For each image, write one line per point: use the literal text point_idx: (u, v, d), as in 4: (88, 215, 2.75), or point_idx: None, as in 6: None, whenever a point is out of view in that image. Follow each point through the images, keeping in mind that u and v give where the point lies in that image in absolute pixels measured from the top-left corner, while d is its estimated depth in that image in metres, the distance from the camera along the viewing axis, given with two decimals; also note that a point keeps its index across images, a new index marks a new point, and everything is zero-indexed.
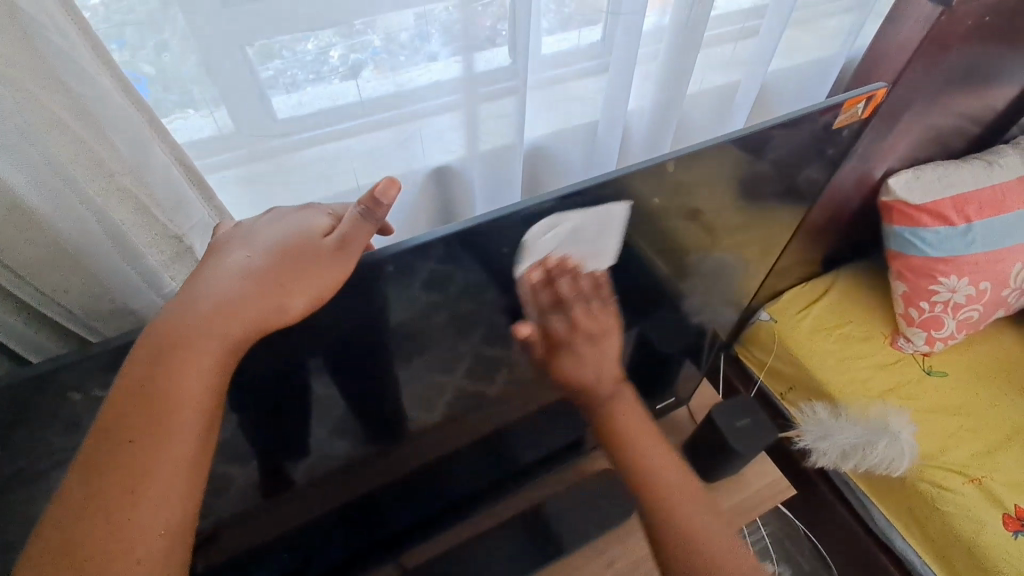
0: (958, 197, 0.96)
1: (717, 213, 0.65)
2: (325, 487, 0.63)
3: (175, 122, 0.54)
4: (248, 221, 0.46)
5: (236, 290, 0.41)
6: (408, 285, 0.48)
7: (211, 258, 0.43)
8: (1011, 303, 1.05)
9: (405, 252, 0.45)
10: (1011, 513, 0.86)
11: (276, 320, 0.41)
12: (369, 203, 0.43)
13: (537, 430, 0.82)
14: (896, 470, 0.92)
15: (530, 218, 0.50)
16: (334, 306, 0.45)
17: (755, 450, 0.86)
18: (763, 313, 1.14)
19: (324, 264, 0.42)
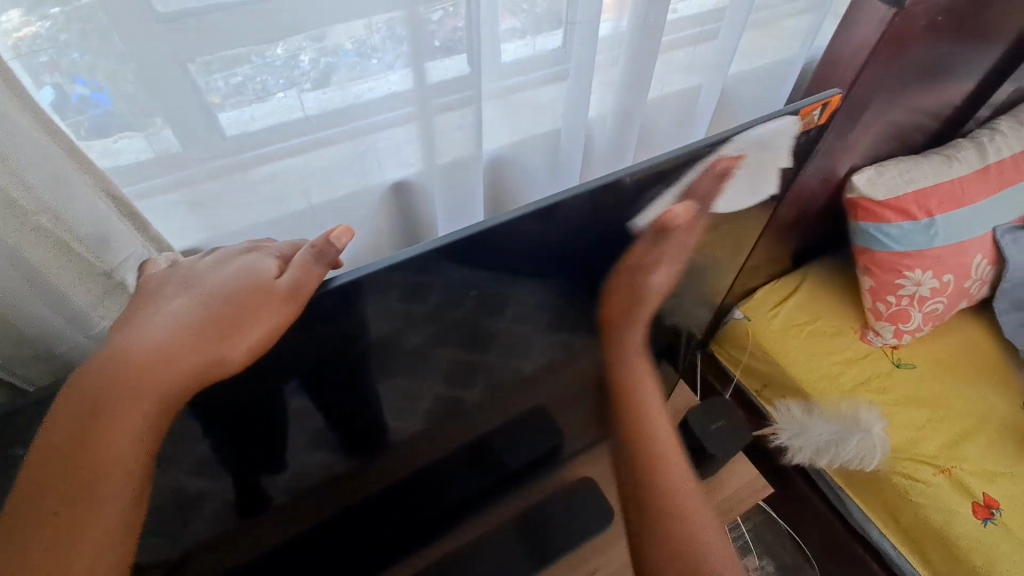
0: (919, 192, 0.98)
1: (682, 219, 0.65)
2: (290, 515, 0.61)
3: (121, 143, 0.51)
4: (192, 264, 0.46)
5: (170, 340, 0.40)
6: (385, 300, 0.45)
7: (149, 304, 0.43)
8: (974, 294, 1.08)
9: (384, 271, 0.43)
10: (980, 502, 0.88)
11: (215, 369, 0.41)
12: (322, 245, 0.44)
13: (512, 442, 0.80)
14: (867, 464, 0.94)
15: (491, 235, 0.48)
16: (291, 344, 0.42)
17: (729, 454, 0.86)
18: (737, 312, 1.14)
19: (263, 309, 0.41)
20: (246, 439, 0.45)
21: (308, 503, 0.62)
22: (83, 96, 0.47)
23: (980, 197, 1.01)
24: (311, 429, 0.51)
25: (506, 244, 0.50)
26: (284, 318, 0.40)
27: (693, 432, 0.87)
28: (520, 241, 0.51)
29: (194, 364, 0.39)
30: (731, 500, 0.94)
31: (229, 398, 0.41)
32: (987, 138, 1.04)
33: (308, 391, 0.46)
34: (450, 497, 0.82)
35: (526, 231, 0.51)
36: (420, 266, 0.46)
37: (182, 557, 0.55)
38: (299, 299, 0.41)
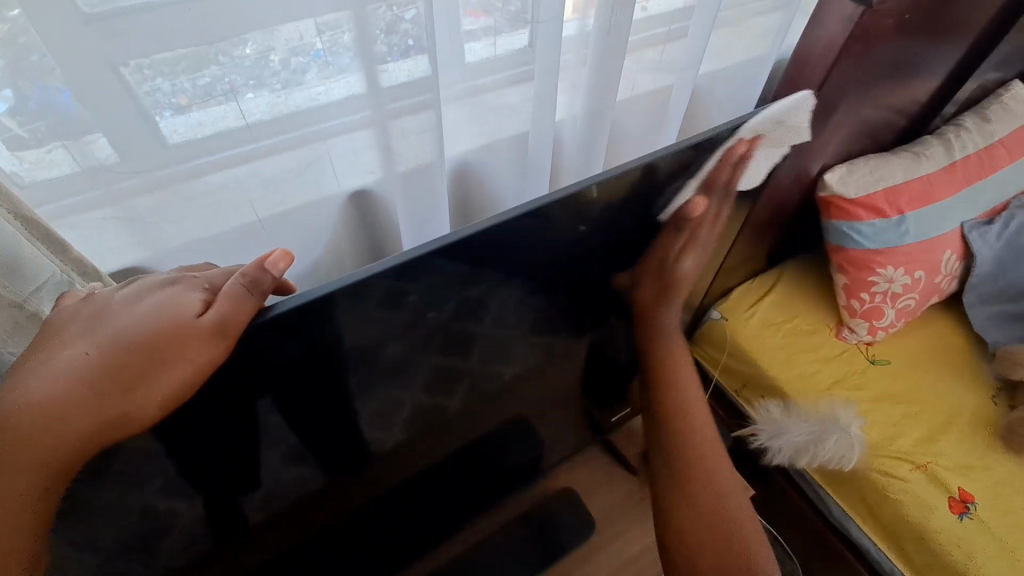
0: (889, 189, 0.98)
1: (656, 220, 0.63)
2: (247, 547, 0.57)
3: (54, 153, 0.47)
4: (107, 298, 0.40)
5: (78, 395, 0.36)
6: (359, 309, 0.42)
7: (54, 347, 0.38)
8: (944, 289, 1.09)
9: (352, 285, 0.40)
10: (955, 497, 0.89)
11: (130, 421, 0.36)
12: (254, 273, 0.40)
13: (490, 455, 0.77)
14: (847, 463, 0.93)
15: (458, 247, 0.44)
16: (213, 383, 0.37)
17: None
18: (714, 312, 1.13)
19: (183, 352, 0.36)
20: (216, 461, 0.43)
21: (271, 531, 0.58)
22: (42, 101, 0.44)
23: (948, 194, 1.02)
24: (276, 452, 0.48)
25: (471, 257, 0.46)
26: (206, 363, 0.36)
27: None
28: (484, 255, 0.47)
29: (102, 416, 0.36)
30: None
31: (189, 425, 0.39)
32: (952, 135, 1.05)
33: (284, 407, 0.44)
34: (426, 517, 0.78)
35: (493, 244, 0.47)
36: (386, 283, 0.42)
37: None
38: (224, 340, 0.36)
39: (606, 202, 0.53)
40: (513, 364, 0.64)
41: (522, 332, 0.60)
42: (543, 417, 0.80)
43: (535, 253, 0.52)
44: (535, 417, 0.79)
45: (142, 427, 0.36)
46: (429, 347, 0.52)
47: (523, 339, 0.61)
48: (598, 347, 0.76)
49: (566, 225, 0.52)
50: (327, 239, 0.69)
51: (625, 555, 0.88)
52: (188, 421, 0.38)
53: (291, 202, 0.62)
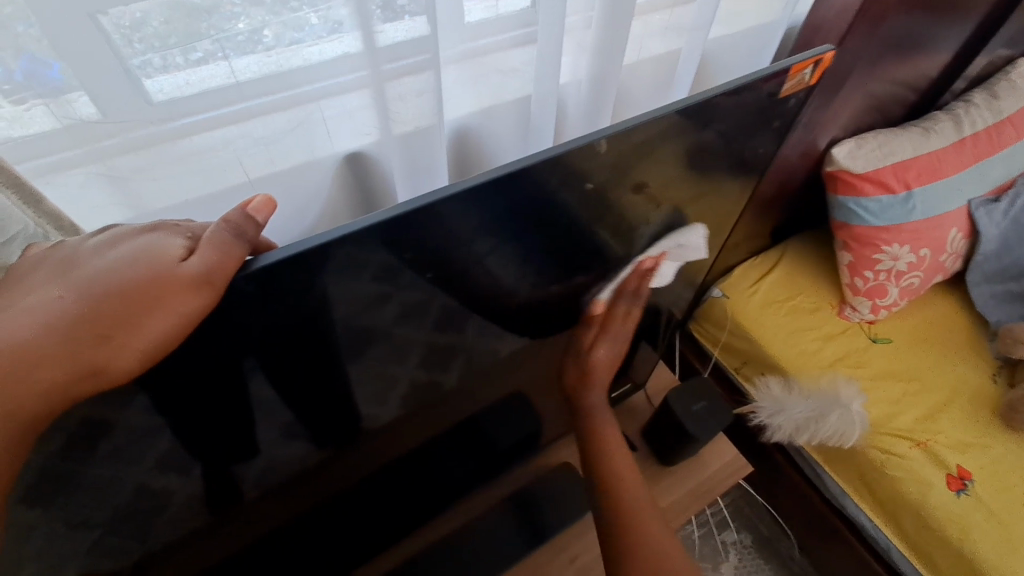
0: (897, 165, 0.97)
1: (661, 190, 0.61)
2: (245, 519, 0.56)
3: (34, 111, 0.44)
4: (80, 246, 0.38)
5: (49, 337, 0.34)
6: (353, 273, 0.40)
7: (25, 288, 0.36)
8: (948, 267, 1.08)
9: (342, 240, 0.37)
10: (954, 474, 0.89)
11: (102, 377, 0.34)
12: (239, 221, 0.39)
13: (488, 429, 0.76)
14: (847, 441, 0.92)
15: (459, 205, 0.42)
16: (193, 341, 0.35)
17: (712, 435, 0.82)
18: (715, 290, 1.12)
19: (161, 298, 0.34)
20: (206, 431, 0.42)
21: (263, 508, 0.57)
22: (28, 72, 0.42)
23: (956, 170, 1.01)
24: (270, 421, 0.47)
25: (460, 218, 0.43)
26: (188, 315, 0.34)
27: (670, 412, 0.83)
28: (472, 216, 0.44)
29: (73, 365, 0.34)
30: (711, 481, 0.92)
31: (179, 383, 0.37)
32: (961, 110, 1.03)
33: (270, 377, 0.42)
34: (424, 490, 0.77)
35: (484, 204, 0.44)
36: (375, 242, 0.39)
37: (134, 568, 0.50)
38: (207, 290, 0.34)
39: (612, 166, 0.51)
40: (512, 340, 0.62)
41: (525, 303, 0.59)
42: (543, 391, 0.79)
43: (535, 221, 0.50)
44: (535, 391, 0.78)
45: (117, 378, 0.34)
46: (426, 318, 0.49)
47: (521, 311, 0.59)
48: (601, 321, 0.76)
49: (568, 192, 0.50)
50: (319, 206, 0.67)
51: None
52: (178, 378, 0.37)
53: (282, 164, 0.59)
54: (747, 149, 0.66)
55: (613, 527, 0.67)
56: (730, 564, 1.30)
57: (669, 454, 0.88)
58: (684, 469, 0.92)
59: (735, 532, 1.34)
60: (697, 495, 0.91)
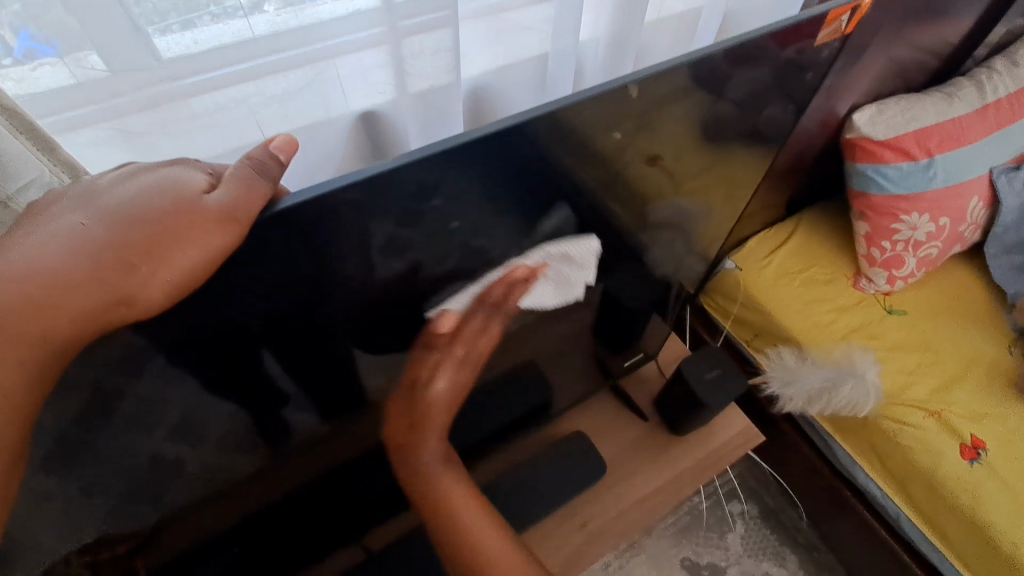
0: (919, 132, 0.94)
1: (678, 157, 0.60)
2: (266, 480, 0.58)
3: (40, 71, 0.43)
4: (91, 179, 0.36)
5: (71, 267, 0.33)
6: (372, 223, 0.39)
7: (38, 219, 0.35)
8: (967, 238, 1.06)
9: (358, 187, 0.36)
10: (967, 443, 0.89)
11: (125, 314, 0.33)
12: (262, 159, 0.39)
13: (502, 396, 0.77)
14: (861, 410, 0.92)
15: (476, 154, 0.40)
16: (221, 289, 0.35)
17: (724, 404, 0.82)
18: (728, 262, 1.10)
19: (189, 230, 0.33)
20: (229, 385, 0.42)
21: (278, 470, 0.58)
22: (27, 49, 0.41)
23: (980, 137, 0.98)
24: (287, 381, 0.46)
25: (457, 175, 0.41)
26: (217, 249, 0.33)
27: (684, 382, 0.83)
28: (468, 174, 0.42)
29: (97, 297, 0.32)
30: (722, 449, 0.93)
31: (193, 332, 0.36)
32: (984, 76, 1.00)
33: (290, 332, 0.42)
34: None
35: (493, 159, 0.42)
36: (389, 189, 0.38)
37: (156, 525, 0.51)
38: (235, 226, 0.34)
39: (632, 128, 0.50)
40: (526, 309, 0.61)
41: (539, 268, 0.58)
42: (555, 361, 0.79)
43: (546, 181, 0.48)
44: (549, 359, 0.78)
45: (146, 313, 0.33)
46: (440, 279, 0.49)
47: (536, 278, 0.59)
48: (614, 290, 0.75)
49: (585, 151, 0.49)
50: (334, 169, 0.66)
51: (632, 498, 0.88)
52: (197, 322, 0.36)
53: (295, 124, 0.58)
54: (770, 112, 0.64)
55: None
56: (735, 534, 1.32)
57: (679, 422, 0.89)
58: (695, 438, 0.92)
59: (741, 503, 1.36)
60: (707, 463, 0.91)
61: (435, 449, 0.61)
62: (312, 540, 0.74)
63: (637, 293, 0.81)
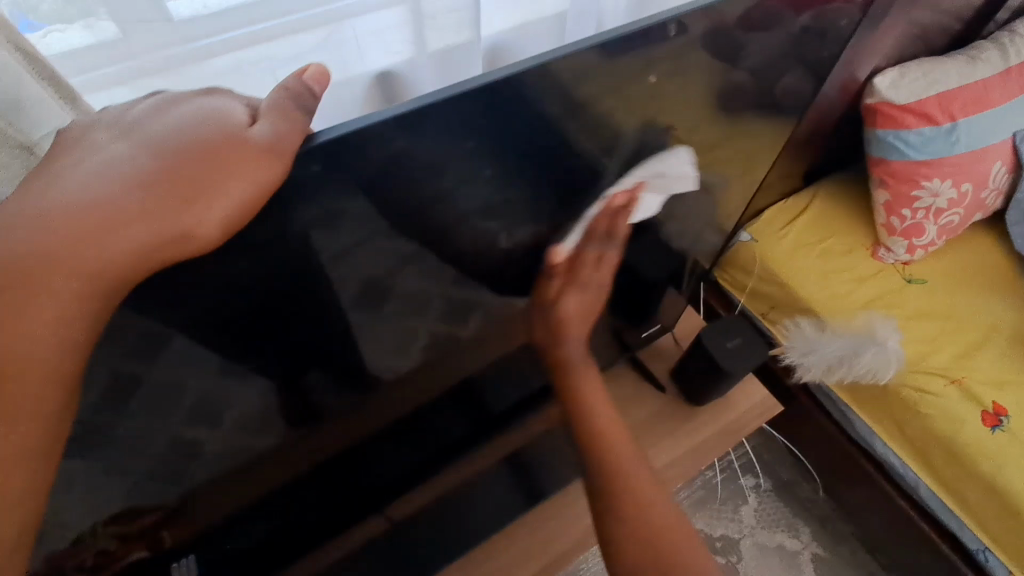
0: (941, 95, 0.92)
1: (693, 131, 0.59)
2: (285, 452, 0.60)
3: (50, 38, 0.43)
4: (110, 112, 0.33)
5: (111, 198, 0.30)
6: (399, 169, 0.40)
7: (61, 153, 0.32)
8: (989, 204, 1.03)
9: (390, 124, 0.36)
10: (989, 410, 0.88)
11: (178, 250, 0.32)
12: (297, 89, 0.36)
13: (516, 375, 0.78)
14: (881, 377, 0.91)
15: (500, 97, 0.40)
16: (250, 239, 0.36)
17: (745, 372, 0.81)
18: (744, 234, 1.09)
19: (239, 161, 0.32)
20: (253, 341, 0.44)
21: (300, 441, 0.60)
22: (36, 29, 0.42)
23: (1004, 100, 0.96)
24: (307, 344, 0.48)
25: (454, 127, 0.40)
26: (267, 183, 0.33)
27: (704, 351, 0.82)
28: (464, 127, 0.40)
29: (146, 232, 0.30)
30: (740, 420, 0.92)
31: (207, 296, 0.37)
32: (1006, 39, 0.98)
33: (311, 288, 0.43)
34: (456, 431, 0.80)
35: (520, 103, 0.42)
36: (420, 128, 0.38)
37: (178, 501, 0.55)
38: (282, 160, 0.33)
39: (636, 89, 0.49)
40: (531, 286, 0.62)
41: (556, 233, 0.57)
42: None
43: (557, 137, 0.47)
44: None
45: (197, 249, 0.32)
46: (462, 236, 0.50)
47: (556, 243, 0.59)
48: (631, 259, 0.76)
49: (586, 112, 0.47)
50: None
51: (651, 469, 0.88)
52: (218, 280, 0.37)
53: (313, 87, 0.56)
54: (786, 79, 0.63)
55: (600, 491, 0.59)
56: (749, 507, 1.32)
57: (695, 392, 0.89)
58: (713, 409, 0.92)
59: (756, 477, 1.36)
60: (725, 433, 0.91)
61: (579, 346, 0.68)
62: (333, 514, 0.76)
63: (655, 263, 0.81)
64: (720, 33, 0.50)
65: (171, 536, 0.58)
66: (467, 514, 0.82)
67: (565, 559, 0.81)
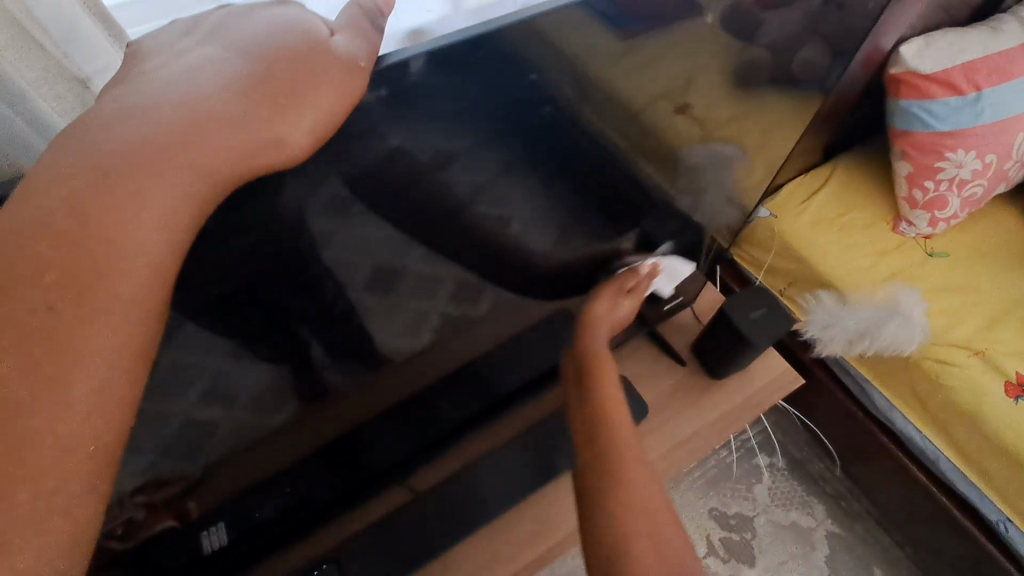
0: (967, 65, 0.91)
1: (708, 104, 0.61)
2: (310, 421, 0.62)
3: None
4: (205, 29, 0.38)
5: (220, 99, 0.34)
6: (418, 119, 0.43)
7: (168, 61, 0.36)
8: (1012, 177, 1.02)
9: (408, 74, 0.40)
10: (1012, 381, 0.87)
11: (274, 152, 0.36)
12: (369, 13, 0.41)
13: (535, 348, 0.80)
14: (905, 349, 0.91)
15: (513, 49, 0.44)
16: (296, 185, 0.40)
17: (769, 343, 0.81)
18: (764, 210, 1.08)
19: (328, 73, 0.37)
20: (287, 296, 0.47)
21: (330, 406, 0.63)
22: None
23: None
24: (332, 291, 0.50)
25: (437, 95, 0.43)
26: (349, 94, 0.38)
27: (729, 322, 0.81)
28: (451, 84, 0.43)
29: (251, 132, 0.34)
30: (762, 393, 0.92)
31: (205, 282, 0.40)
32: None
33: (343, 236, 0.46)
34: (473, 404, 0.81)
35: (529, 56, 0.45)
36: (435, 77, 0.42)
37: (201, 472, 0.57)
38: (360, 75, 0.38)
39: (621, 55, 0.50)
40: (528, 262, 0.64)
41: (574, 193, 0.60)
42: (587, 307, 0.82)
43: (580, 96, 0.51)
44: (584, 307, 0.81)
45: (290, 155, 0.37)
46: (483, 204, 0.53)
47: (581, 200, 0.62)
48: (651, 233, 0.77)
49: (563, 74, 0.49)
50: None
51: (673, 441, 0.88)
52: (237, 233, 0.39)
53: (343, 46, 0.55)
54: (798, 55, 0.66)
55: (597, 474, 0.54)
56: (762, 485, 1.33)
57: (717, 366, 0.88)
58: (735, 383, 0.92)
59: (771, 455, 1.36)
60: (747, 407, 0.91)
61: (603, 336, 0.71)
62: (360, 484, 0.77)
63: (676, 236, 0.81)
64: (735, 6, 0.53)
65: (196, 505, 0.61)
66: (483, 486, 0.79)
67: None
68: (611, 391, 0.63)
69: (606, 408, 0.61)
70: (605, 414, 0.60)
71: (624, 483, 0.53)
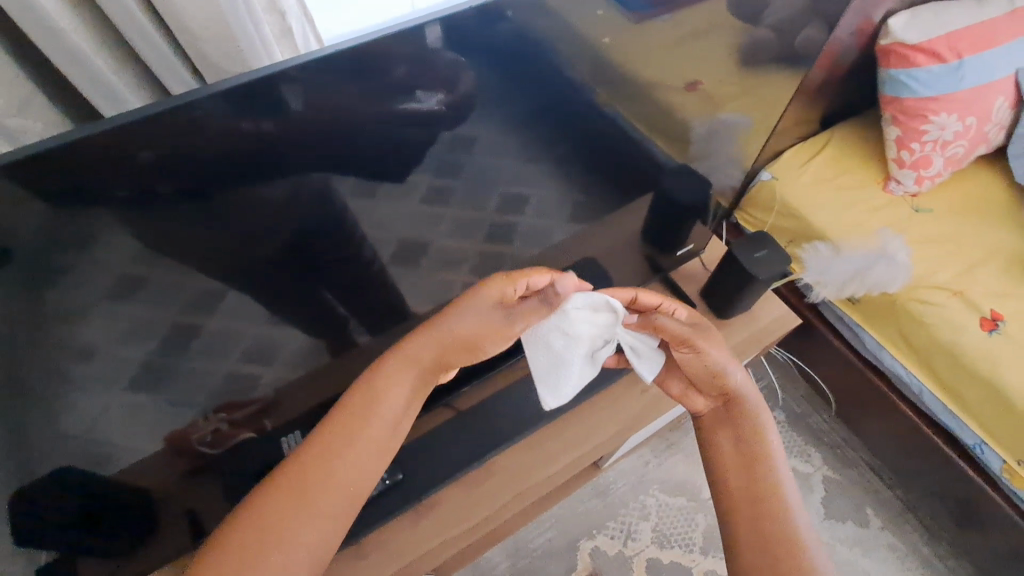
0: (950, 35, 1.01)
1: (713, 68, 0.73)
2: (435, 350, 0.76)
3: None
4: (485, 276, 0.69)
5: (448, 348, 0.64)
6: (457, 82, 0.57)
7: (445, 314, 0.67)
8: (993, 139, 1.12)
9: (451, 51, 0.55)
10: (987, 316, 0.98)
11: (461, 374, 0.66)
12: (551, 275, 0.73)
13: None
14: (890, 286, 1.03)
15: (537, 26, 0.57)
16: (380, 124, 0.56)
17: (772, 278, 0.91)
18: (765, 173, 1.18)
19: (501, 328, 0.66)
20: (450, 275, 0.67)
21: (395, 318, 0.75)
22: None
23: (1009, 40, 1.04)
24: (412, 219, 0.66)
25: (474, 60, 0.57)
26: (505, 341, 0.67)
27: (735, 261, 0.92)
28: (472, 56, 0.56)
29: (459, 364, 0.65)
30: (762, 331, 1.03)
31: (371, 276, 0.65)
32: None
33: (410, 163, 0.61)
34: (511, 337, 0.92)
35: (539, 28, 0.58)
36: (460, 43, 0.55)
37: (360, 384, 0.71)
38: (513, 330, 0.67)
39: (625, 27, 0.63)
40: (545, 212, 0.78)
41: (594, 140, 0.73)
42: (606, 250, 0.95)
43: (598, 60, 0.65)
44: (602, 250, 0.94)
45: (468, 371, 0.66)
46: (502, 150, 0.66)
47: (599, 146, 0.75)
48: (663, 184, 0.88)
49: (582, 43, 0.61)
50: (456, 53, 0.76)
51: None
52: None
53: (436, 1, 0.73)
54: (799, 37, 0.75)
55: (756, 512, 0.62)
56: None
57: (723, 305, 0.99)
58: (737, 322, 1.03)
59: (773, 409, 1.47)
60: (749, 343, 1.02)
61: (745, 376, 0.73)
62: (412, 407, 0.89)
63: (687, 187, 0.91)
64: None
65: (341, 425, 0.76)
66: (521, 405, 0.91)
67: (609, 443, 0.93)
68: (761, 430, 0.68)
69: (762, 444, 0.67)
70: (757, 450, 0.66)
71: (772, 506, 0.62)
